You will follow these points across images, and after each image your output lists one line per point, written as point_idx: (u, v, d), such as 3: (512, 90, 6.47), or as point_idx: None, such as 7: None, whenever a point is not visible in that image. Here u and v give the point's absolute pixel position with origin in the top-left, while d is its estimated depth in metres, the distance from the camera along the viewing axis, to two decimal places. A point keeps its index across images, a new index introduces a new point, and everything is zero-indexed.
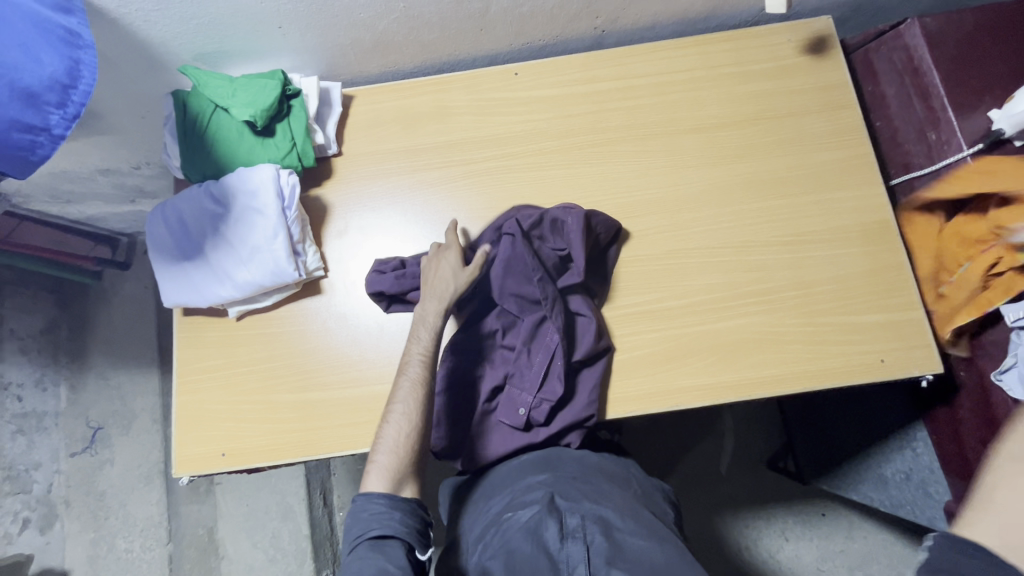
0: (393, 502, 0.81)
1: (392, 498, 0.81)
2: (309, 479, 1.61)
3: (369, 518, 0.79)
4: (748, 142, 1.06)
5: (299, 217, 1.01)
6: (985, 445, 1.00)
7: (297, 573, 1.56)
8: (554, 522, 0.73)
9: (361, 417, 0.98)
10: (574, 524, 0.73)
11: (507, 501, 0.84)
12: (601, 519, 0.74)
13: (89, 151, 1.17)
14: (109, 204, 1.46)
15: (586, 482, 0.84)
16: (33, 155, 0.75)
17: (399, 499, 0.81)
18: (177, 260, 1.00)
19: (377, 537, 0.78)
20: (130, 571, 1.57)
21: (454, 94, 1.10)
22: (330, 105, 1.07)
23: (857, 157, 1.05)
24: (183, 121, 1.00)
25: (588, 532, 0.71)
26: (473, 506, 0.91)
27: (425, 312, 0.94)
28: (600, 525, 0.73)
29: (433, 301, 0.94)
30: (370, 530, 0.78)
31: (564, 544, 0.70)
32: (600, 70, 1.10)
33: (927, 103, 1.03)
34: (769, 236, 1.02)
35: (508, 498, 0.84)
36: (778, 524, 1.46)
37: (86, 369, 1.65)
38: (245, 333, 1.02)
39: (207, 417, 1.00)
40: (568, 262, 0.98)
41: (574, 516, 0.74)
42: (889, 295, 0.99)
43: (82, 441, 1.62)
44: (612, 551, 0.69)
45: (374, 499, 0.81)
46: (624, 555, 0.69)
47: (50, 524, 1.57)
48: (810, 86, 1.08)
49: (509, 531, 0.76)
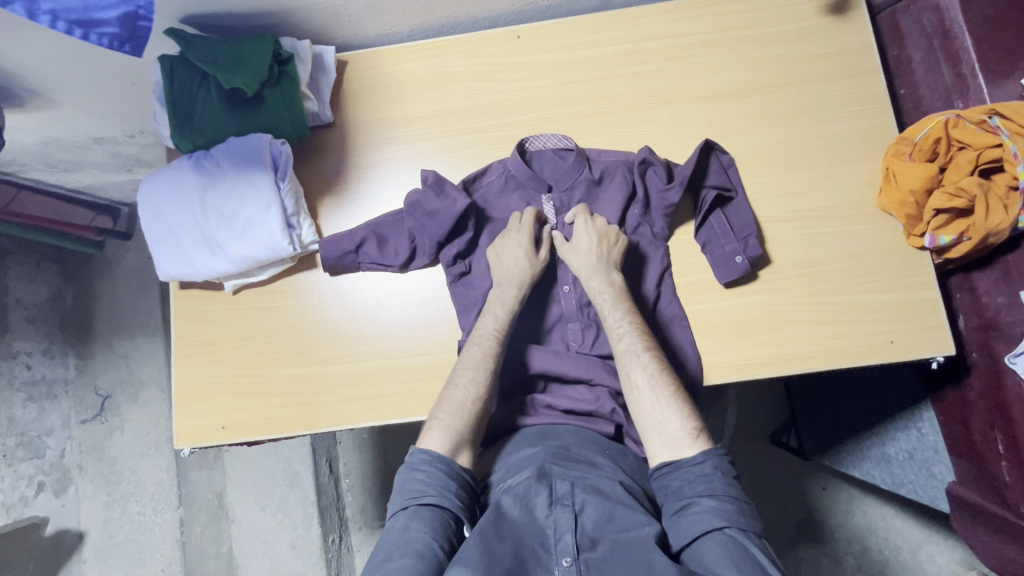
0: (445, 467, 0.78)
1: (449, 459, 0.79)
2: (315, 446, 1.64)
3: (423, 480, 0.77)
4: (761, 111, 1.01)
5: (294, 190, 0.99)
6: (994, 427, 0.98)
7: (304, 535, 1.60)
8: (544, 488, 0.74)
9: (358, 391, 0.98)
10: (563, 490, 0.74)
11: (502, 474, 0.82)
12: (588, 485, 0.75)
13: (80, 119, 1.15)
14: (107, 173, 1.43)
15: (579, 452, 0.82)
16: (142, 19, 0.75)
17: (458, 466, 0.79)
18: (169, 232, 0.98)
19: (431, 504, 0.75)
20: (143, 533, 1.63)
21: (452, 58, 1.05)
22: (324, 71, 1.03)
23: (877, 128, 0.99)
24: (169, 91, 0.95)
25: (576, 499, 0.73)
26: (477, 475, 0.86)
27: (502, 296, 0.93)
28: (588, 492, 0.74)
29: (512, 288, 0.93)
30: (427, 495, 0.75)
31: (552, 510, 0.72)
32: (608, 33, 1.04)
33: (956, 68, 0.96)
34: (780, 211, 0.98)
35: (502, 471, 0.82)
36: (777, 496, 1.47)
37: (93, 338, 1.67)
38: (243, 308, 1.01)
39: (205, 389, 1.00)
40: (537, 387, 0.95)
41: (563, 481, 0.75)
42: (904, 274, 0.95)
43: (92, 409, 1.65)
44: (600, 519, 0.71)
45: (432, 456, 0.79)
46: (610, 525, 0.70)
47: (65, 487, 1.61)
48: (830, 50, 1.01)
49: (501, 498, 0.75)
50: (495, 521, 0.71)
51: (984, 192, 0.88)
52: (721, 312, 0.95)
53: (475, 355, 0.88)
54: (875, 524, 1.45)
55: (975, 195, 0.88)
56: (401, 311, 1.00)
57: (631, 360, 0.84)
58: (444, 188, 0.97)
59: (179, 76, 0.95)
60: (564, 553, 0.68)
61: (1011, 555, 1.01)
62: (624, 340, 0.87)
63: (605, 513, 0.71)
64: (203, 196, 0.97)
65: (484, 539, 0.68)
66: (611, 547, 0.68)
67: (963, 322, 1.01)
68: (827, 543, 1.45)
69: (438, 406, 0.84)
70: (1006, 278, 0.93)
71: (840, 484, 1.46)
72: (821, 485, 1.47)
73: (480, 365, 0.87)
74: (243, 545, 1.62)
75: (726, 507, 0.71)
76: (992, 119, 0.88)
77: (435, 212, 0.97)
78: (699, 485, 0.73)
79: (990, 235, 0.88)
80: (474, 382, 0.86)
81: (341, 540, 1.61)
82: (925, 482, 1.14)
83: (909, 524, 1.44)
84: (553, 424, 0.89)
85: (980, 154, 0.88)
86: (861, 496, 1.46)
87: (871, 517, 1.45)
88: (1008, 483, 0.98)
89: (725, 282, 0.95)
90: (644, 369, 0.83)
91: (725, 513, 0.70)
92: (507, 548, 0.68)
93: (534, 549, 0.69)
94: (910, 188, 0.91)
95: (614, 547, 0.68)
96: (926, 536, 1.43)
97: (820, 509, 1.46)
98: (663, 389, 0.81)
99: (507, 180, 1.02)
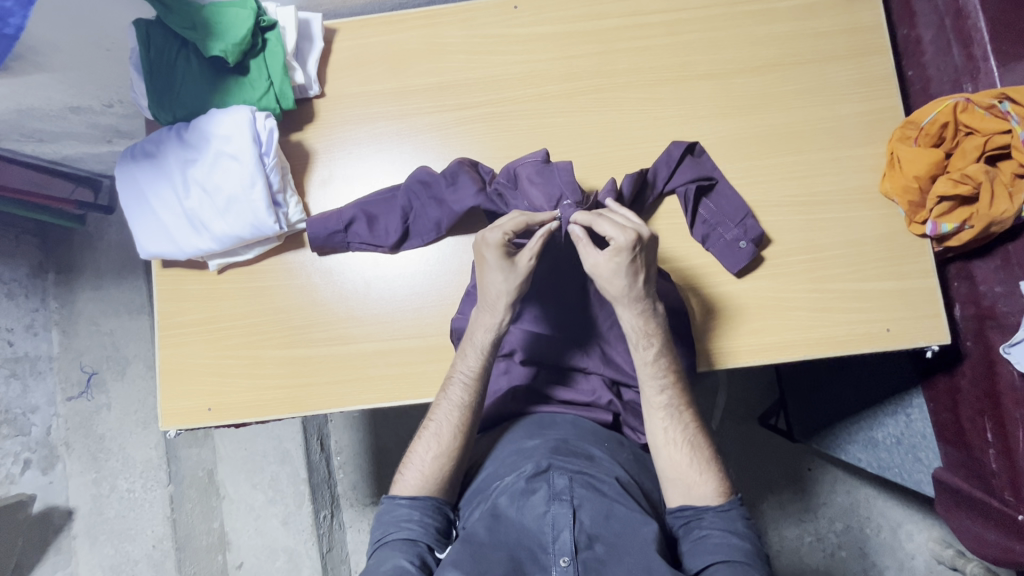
0: (414, 501, 0.80)
1: (414, 498, 0.80)
2: (306, 425, 1.63)
3: (391, 517, 0.79)
4: (765, 91, 0.98)
5: (279, 164, 0.94)
6: (984, 417, 0.99)
7: (296, 513, 1.61)
8: (542, 484, 0.75)
9: (348, 374, 0.96)
10: (561, 486, 0.74)
11: (491, 470, 0.83)
12: (586, 481, 0.75)
13: (54, 86, 1.09)
14: (85, 144, 1.38)
15: (577, 445, 0.82)
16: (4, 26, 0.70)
17: (422, 497, 0.81)
18: (149, 209, 0.94)
19: (396, 537, 0.77)
20: (134, 509, 1.62)
21: (446, 29, 1.01)
22: (310, 40, 0.98)
23: (883, 111, 0.96)
24: (144, 58, 0.90)
25: (575, 494, 0.74)
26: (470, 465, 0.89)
27: (478, 326, 0.87)
28: (586, 488, 0.75)
29: (488, 315, 0.86)
30: (392, 530, 0.78)
31: (550, 507, 0.72)
32: (608, 5, 1.00)
33: (967, 50, 0.93)
34: (781, 196, 0.95)
35: (497, 465, 0.83)
36: (764, 476, 1.49)
37: (76, 314, 1.64)
38: (228, 288, 0.98)
39: (191, 372, 0.98)
40: (559, 375, 0.94)
41: (562, 475, 0.75)
42: (902, 261, 0.93)
43: (78, 386, 1.63)
44: (598, 517, 0.72)
45: (397, 502, 0.80)
46: (608, 524, 0.72)
47: (52, 464, 1.60)
48: (839, 27, 0.98)
49: (496, 498, 0.76)
50: (491, 527, 0.72)
51: (989, 179, 0.86)
52: (718, 299, 0.94)
53: (450, 411, 0.85)
54: (859, 505, 1.47)
55: (980, 182, 0.86)
56: (392, 292, 0.97)
57: (653, 407, 0.84)
58: (456, 179, 0.95)
59: (156, 43, 0.90)
60: (563, 552, 0.69)
61: (993, 540, 0.99)
62: (658, 391, 0.84)
63: (603, 511, 0.73)
64: (183, 171, 0.93)
65: (477, 547, 0.69)
66: (607, 546, 0.70)
67: (959, 310, 1.00)
68: (812, 523, 1.48)
69: (405, 462, 0.84)
70: (1006, 267, 0.92)
71: (826, 466, 1.49)
72: (807, 466, 1.49)
73: (458, 405, 0.85)
74: (234, 521, 1.62)
75: (746, 546, 0.75)
76: (1002, 104, 0.84)
77: (442, 204, 0.95)
78: (721, 521, 0.77)
79: (993, 223, 0.86)
80: (449, 435, 0.84)
81: (332, 517, 1.61)
82: (911, 466, 1.15)
83: (892, 505, 1.47)
84: (546, 413, 0.90)
85: (988, 140, 0.86)
86: (846, 477, 1.48)
87: (856, 499, 1.48)
88: (994, 471, 0.99)
89: (736, 271, 0.93)
90: (664, 427, 0.83)
91: (744, 550, 0.74)
92: (502, 555, 0.69)
93: (532, 551, 0.70)
94: (914, 174, 0.89)
95: (610, 547, 0.70)
96: (907, 517, 1.46)
97: (805, 490, 1.48)
98: (678, 449, 0.82)
99: (514, 179, 0.95)
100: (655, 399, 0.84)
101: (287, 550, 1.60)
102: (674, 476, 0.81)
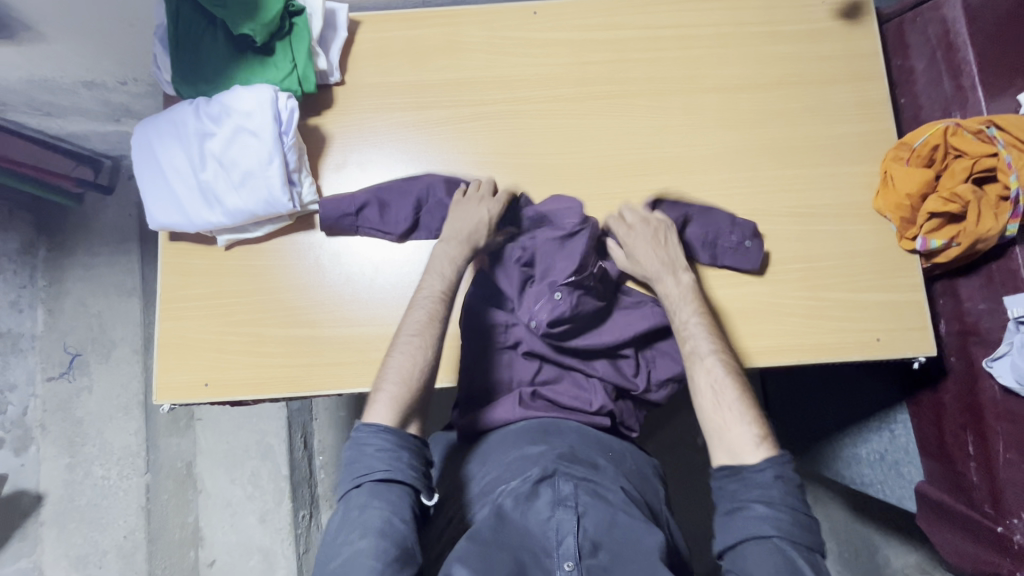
0: (402, 441, 0.76)
1: (397, 433, 0.76)
2: (291, 420, 1.61)
3: (376, 454, 0.75)
4: (769, 107, 1.02)
5: (297, 145, 0.96)
6: (966, 431, 1.02)
7: (274, 510, 1.57)
8: (547, 489, 0.76)
9: (350, 357, 0.96)
10: (565, 492, 0.75)
11: (496, 471, 0.82)
12: (591, 489, 0.77)
13: (72, 58, 1.10)
14: (93, 121, 1.38)
15: (582, 453, 0.83)
16: None
17: (406, 433, 0.77)
18: (163, 180, 0.95)
19: (383, 479, 0.73)
20: (106, 498, 1.57)
21: (467, 28, 1.04)
22: (335, 29, 1.01)
23: (877, 133, 1.02)
24: (175, 29, 0.92)
25: (579, 501, 0.75)
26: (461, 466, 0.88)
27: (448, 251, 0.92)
28: (590, 495, 0.76)
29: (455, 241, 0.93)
30: (377, 470, 0.74)
31: (554, 513, 0.73)
32: (624, 17, 1.04)
33: (956, 81, 0.99)
34: (779, 206, 0.99)
35: (501, 468, 0.82)
36: None
37: (64, 294, 1.61)
38: (235, 263, 0.98)
39: (191, 346, 0.97)
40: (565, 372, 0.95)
41: (567, 482, 0.76)
42: (892, 275, 0.97)
43: (59, 366, 1.59)
44: (601, 524, 0.73)
45: (379, 435, 0.76)
46: (612, 532, 0.72)
47: (25, 446, 1.56)
48: (839, 53, 1.04)
49: (499, 500, 0.77)
50: (495, 528, 0.73)
51: (977, 199, 0.90)
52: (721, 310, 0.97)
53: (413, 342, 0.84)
54: (839, 526, 1.49)
55: (968, 201, 0.90)
56: (397, 281, 0.98)
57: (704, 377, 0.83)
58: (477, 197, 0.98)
59: (186, 18, 0.92)
60: (566, 558, 0.69)
61: (971, 552, 1.02)
62: (691, 340, 0.87)
63: (607, 519, 0.73)
64: (201, 144, 0.94)
65: (483, 546, 0.70)
66: (610, 554, 0.71)
67: (945, 327, 1.04)
68: None
69: (382, 378, 0.81)
70: (988, 285, 0.97)
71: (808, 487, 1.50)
72: None
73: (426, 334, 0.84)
74: (210, 516, 1.57)
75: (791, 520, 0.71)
76: (990, 129, 0.90)
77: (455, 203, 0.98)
78: (755, 492, 0.74)
79: (978, 241, 0.90)
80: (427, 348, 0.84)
81: (311, 517, 1.58)
82: (894, 482, 1.17)
83: (872, 527, 1.49)
84: (553, 420, 0.89)
85: (975, 163, 0.91)
86: (828, 498, 1.50)
87: (836, 520, 1.49)
88: (974, 484, 1.01)
89: (754, 269, 0.96)
90: (705, 369, 0.84)
91: (777, 522, 0.71)
92: (506, 556, 0.69)
93: (536, 556, 0.71)
94: (907, 192, 0.94)
95: (613, 555, 0.71)
96: (886, 540, 1.48)
97: None
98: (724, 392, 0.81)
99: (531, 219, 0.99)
100: (703, 343, 0.86)
101: (262, 549, 1.56)
102: (709, 420, 0.80)
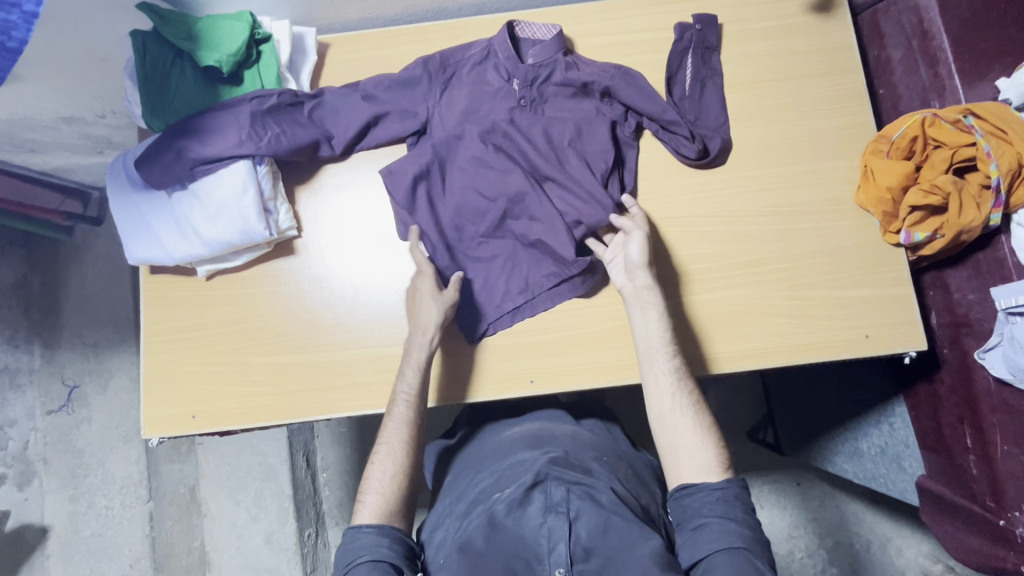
0: (381, 529, 0.79)
1: (380, 526, 0.79)
2: (292, 441, 1.60)
3: (355, 545, 0.78)
4: (744, 107, 1.01)
5: (271, 172, 0.96)
6: (963, 424, 1.00)
7: (279, 530, 1.57)
8: (540, 495, 0.73)
9: (336, 381, 0.96)
10: (558, 497, 0.72)
11: (490, 479, 0.80)
12: (584, 492, 0.74)
13: (48, 97, 1.11)
14: (76, 155, 1.39)
15: (576, 457, 0.80)
16: (11, 39, 0.71)
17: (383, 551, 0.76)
18: (142, 216, 0.96)
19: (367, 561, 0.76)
20: (111, 528, 1.58)
21: (437, 44, 1.04)
22: (303, 54, 1.01)
23: (855, 125, 1.01)
24: (140, 62, 0.91)
25: (571, 506, 0.72)
26: (456, 474, 0.90)
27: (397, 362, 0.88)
28: (583, 500, 0.73)
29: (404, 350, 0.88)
30: (359, 556, 0.77)
31: (547, 520, 0.71)
32: (593, 24, 1.04)
33: (933, 69, 0.97)
34: (759, 206, 0.98)
35: (496, 475, 0.80)
36: (754, 492, 1.49)
37: (59, 327, 1.61)
38: (217, 294, 0.98)
39: (177, 379, 0.97)
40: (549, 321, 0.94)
41: (560, 486, 0.73)
42: (879, 269, 0.96)
43: (58, 399, 1.60)
44: (594, 529, 0.71)
45: (362, 529, 0.79)
46: (605, 537, 0.71)
47: (29, 480, 1.57)
48: (812, 47, 1.02)
49: (491, 505, 0.75)
50: (488, 533, 0.72)
51: (958, 190, 0.89)
52: (689, 251, 0.97)
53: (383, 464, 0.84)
54: (849, 518, 1.47)
55: (949, 193, 0.88)
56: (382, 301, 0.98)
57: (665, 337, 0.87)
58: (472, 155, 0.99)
59: (151, 52, 0.92)
60: (558, 564, 0.69)
61: (975, 547, 1.00)
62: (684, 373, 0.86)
63: (601, 524, 0.71)
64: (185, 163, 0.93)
65: (476, 556, 0.70)
66: (603, 559, 0.70)
67: (936, 318, 1.03)
68: (801, 539, 1.47)
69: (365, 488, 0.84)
70: (977, 275, 0.95)
71: (815, 480, 1.49)
72: (796, 480, 1.49)
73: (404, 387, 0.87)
74: (216, 540, 1.57)
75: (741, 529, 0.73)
76: (967, 119, 0.89)
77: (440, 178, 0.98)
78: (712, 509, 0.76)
79: (962, 232, 0.89)
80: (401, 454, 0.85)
81: (317, 535, 1.58)
82: (896, 475, 1.15)
83: (881, 520, 1.47)
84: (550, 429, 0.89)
85: (955, 153, 0.89)
86: (835, 492, 1.48)
87: (844, 513, 1.48)
88: (974, 476, 0.99)
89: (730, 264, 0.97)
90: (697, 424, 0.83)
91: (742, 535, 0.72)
92: (498, 564, 0.69)
93: (527, 561, 0.70)
94: (887, 185, 0.92)
95: (606, 559, 0.70)
96: (897, 532, 1.46)
97: (795, 504, 1.48)
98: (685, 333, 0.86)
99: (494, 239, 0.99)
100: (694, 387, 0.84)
101: (270, 570, 1.56)
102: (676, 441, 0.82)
